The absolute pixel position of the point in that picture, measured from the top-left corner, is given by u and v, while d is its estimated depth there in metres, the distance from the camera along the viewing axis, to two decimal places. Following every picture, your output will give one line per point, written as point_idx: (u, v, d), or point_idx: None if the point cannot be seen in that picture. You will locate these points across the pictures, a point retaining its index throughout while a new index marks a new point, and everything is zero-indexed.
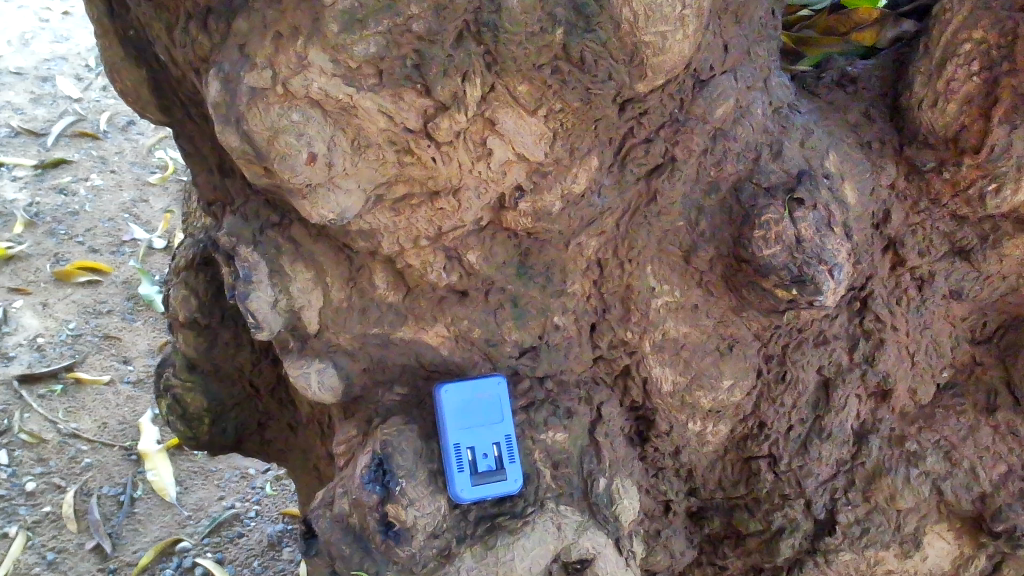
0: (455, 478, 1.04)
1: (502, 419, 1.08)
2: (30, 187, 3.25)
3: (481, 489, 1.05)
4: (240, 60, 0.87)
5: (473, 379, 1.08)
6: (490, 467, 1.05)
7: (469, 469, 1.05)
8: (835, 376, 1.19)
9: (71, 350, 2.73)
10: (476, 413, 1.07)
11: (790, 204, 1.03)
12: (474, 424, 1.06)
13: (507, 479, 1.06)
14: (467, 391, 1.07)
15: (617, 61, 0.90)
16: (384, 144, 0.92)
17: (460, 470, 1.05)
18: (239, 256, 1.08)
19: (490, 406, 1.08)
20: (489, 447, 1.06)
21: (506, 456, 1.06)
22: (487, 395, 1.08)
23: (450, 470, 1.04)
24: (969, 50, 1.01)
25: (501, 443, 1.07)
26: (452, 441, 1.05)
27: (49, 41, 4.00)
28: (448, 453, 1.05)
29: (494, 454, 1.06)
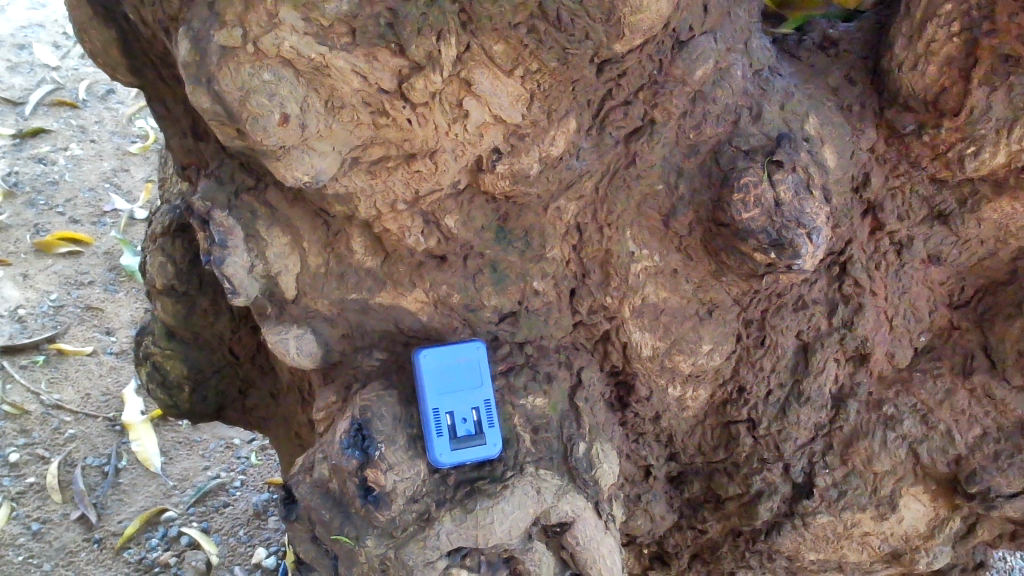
0: (435, 442, 1.04)
1: (481, 383, 1.08)
2: (8, 156, 3.21)
3: (460, 453, 1.05)
4: (210, 18, 0.85)
5: (452, 344, 1.08)
6: (468, 432, 1.06)
7: (447, 434, 1.05)
8: (814, 341, 1.19)
9: (53, 321, 2.71)
10: (455, 377, 1.08)
11: (768, 167, 1.02)
12: (452, 389, 1.07)
13: (485, 443, 1.06)
14: (445, 355, 1.08)
15: (594, 20, 0.88)
16: (359, 105, 0.91)
17: (438, 434, 1.05)
18: (213, 220, 1.07)
19: (470, 370, 1.08)
20: (468, 412, 1.06)
21: (485, 421, 1.07)
22: (466, 359, 1.08)
23: (429, 435, 1.04)
24: (950, 11, 0.97)
25: (480, 408, 1.07)
26: (431, 405, 1.05)
27: (26, 8, 3.93)
28: (427, 418, 1.05)
29: (474, 419, 1.07)
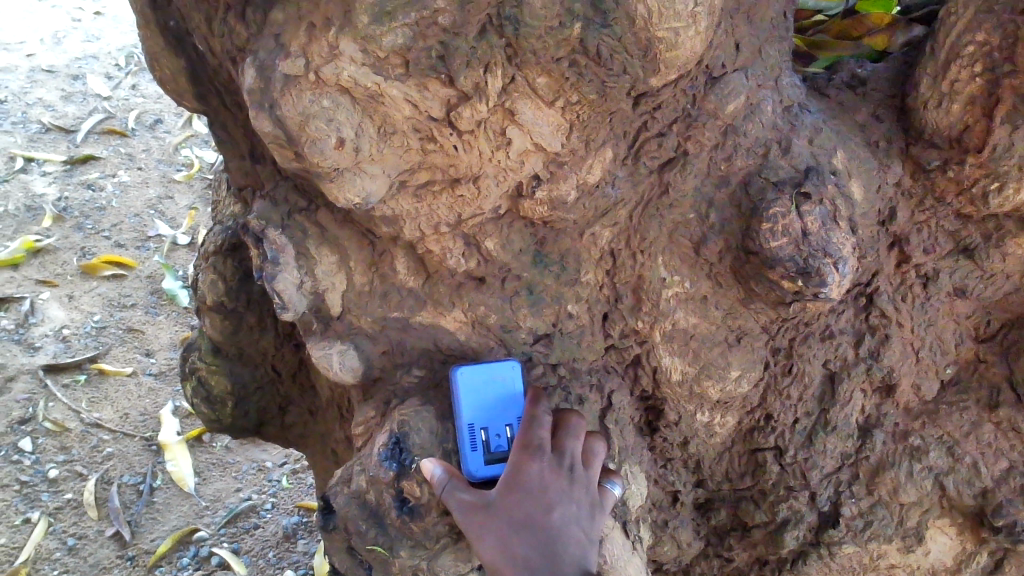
0: (468, 456, 1.08)
1: (516, 400, 1.11)
2: (59, 182, 3.34)
3: (493, 468, 1.07)
4: (276, 49, 0.93)
5: (489, 362, 1.12)
6: (502, 447, 1.08)
7: (481, 449, 1.08)
8: (841, 371, 1.22)
9: (96, 342, 2.80)
10: (491, 394, 1.11)
11: (797, 198, 1.06)
12: (487, 405, 1.10)
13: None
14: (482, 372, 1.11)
15: (632, 57, 0.93)
16: (409, 130, 0.97)
17: (472, 450, 1.08)
18: (267, 238, 1.14)
19: (505, 388, 1.11)
20: (502, 428, 1.09)
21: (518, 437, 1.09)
22: (502, 377, 1.11)
23: (463, 449, 1.08)
24: (972, 53, 1.00)
25: (513, 425, 1.10)
26: (465, 421, 1.09)
27: (82, 40, 4.10)
28: (462, 433, 1.08)
29: (507, 436, 1.09)
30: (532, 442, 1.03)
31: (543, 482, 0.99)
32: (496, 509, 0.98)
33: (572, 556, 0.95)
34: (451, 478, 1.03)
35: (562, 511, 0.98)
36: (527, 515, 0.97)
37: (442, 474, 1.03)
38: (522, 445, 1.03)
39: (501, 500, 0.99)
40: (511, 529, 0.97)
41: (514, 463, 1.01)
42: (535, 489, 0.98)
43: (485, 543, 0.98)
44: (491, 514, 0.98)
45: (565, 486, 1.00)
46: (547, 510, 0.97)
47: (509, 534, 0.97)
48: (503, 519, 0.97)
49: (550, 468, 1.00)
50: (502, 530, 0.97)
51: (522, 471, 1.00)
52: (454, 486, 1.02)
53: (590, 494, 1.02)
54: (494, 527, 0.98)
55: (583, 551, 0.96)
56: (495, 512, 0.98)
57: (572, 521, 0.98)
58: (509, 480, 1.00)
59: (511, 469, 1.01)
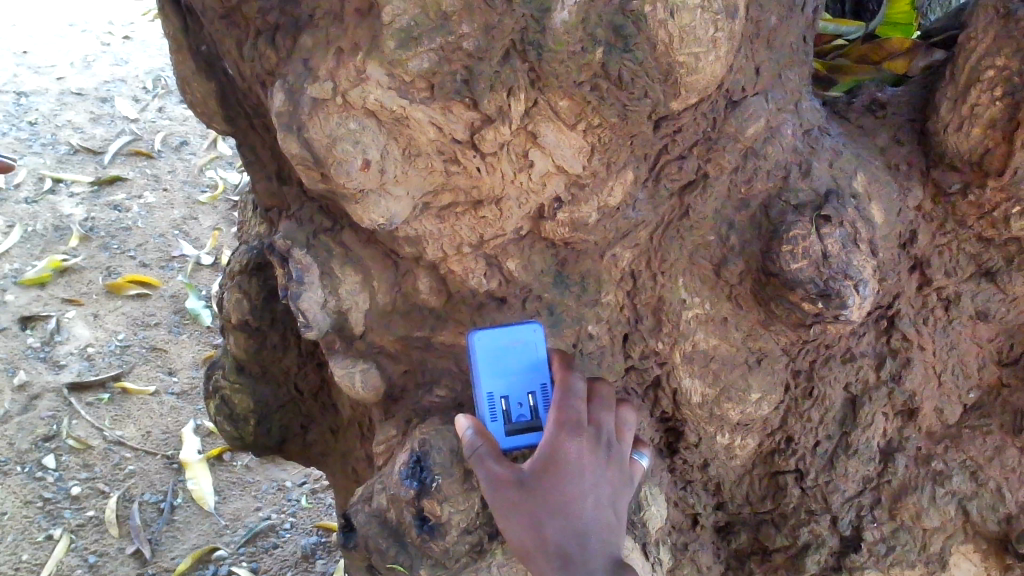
0: (490, 426, 1.05)
1: (539, 364, 1.06)
2: (86, 203, 3.40)
3: (516, 438, 1.05)
4: (304, 72, 0.94)
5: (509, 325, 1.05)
6: (524, 417, 1.05)
7: (502, 419, 1.05)
8: (862, 394, 1.22)
9: (120, 361, 2.83)
10: (511, 359, 1.05)
11: (817, 220, 1.06)
12: (506, 371, 1.05)
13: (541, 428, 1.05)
14: (501, 336, 1.05)
15: (653, 80, 0.94)
16: (433, 152, 0.99)
17: (493, 420, 1.05)
18: (293, 258, 1.15)
19: (526, 354, 1.06)
20: (524, 397, 1.05)
21: (541, 406, 1.05)
22: (522, 341, 1.05)
23: (483, 420, 1.05)
24: (991, 77, 1.01)
25: (536, 392, 1.05)
26: (484, 390, 1.05)
27: (111, 64, 4.19)
28: (481, 403, 1.05)
29: (530, 404, 1.05)
30: (568, 415, 0.99)
31: (579, 460, 0.96)
32: (531, 487, 0.95)
33: (604, 540, 0.94)
34: (483, 444, 0.98)
35: (596, 492, 0.96)
36: (562, 496, 0.95)
37: (473, 438, 0.99)
38: (558, 418, 0.99)
39: (536, 477, 0.96)
40: (544, 510, 0.95)
41: (550, 437, 0.97)
42: (572, 469, 0.96)
43: (512, 518, 0.96)
44: (524, 491, 0.95)
45: (600, 465, 0.98)
46: (584, 493, 0.96)
47: (543, 513, 0.95)
48: (537, 497, 0.95)
49: (586, 446, 0.98)
50: (533, 508, 0.95)
51: (562, 449, 0.97)
52: (486, 452, 0.98)
53: (620, 472, 1.01)
54: (527, 504, 0.95)
55: (613, 534, 0.96)
56: (528, 488, 0.95)
57: (604, 503, 0.96)
58: (544, 457, 0.97)
59: (546, 444, 0.97)
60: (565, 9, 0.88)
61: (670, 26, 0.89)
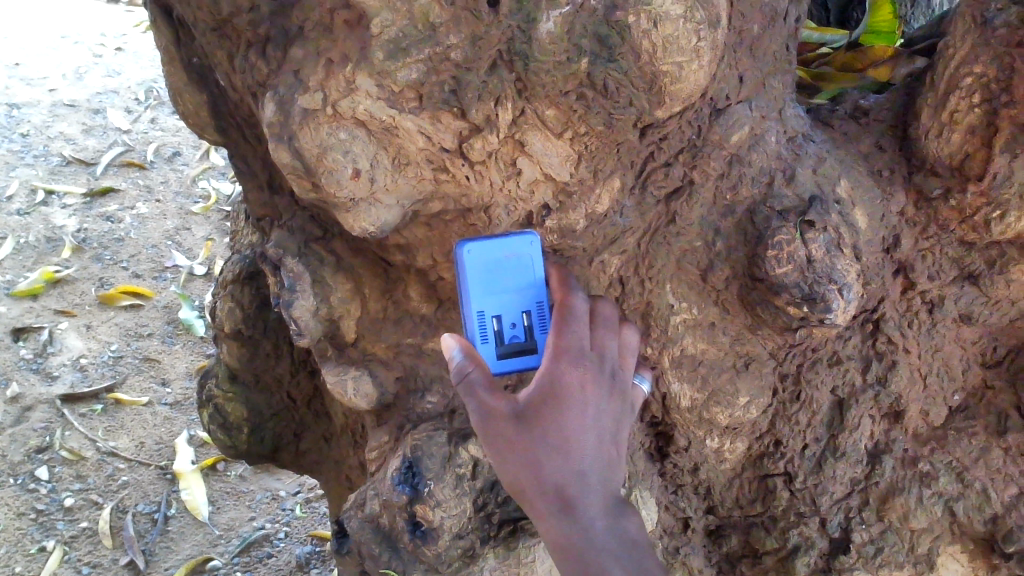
0: (480, 348, 0.99)
1: (534, 281, 1.01)
2: (79, 214, 3.40)
3: (508, 361, 0.99)
4: (295, 83, 0.96)
5: (503, 236, 0.99)
6: (518, 339, 0.99)
7: (493, 340, 0.99)
8: (849, 398, 1.23)
9: (112, 372, 2.83)
10: (505, 274, 1.00)
11: (801, 226, 1.07)
12: (500, 288, 1.00)
13: (536, 351, 0.99)
14: (493, 248, 1.00)
15: (638, 89, 0.95)
16: (423, 161, 1.01)
17: (484, 341, 0.99)
18: (286, 266, 1.17)
19: (520, 269, 1.00)
20: (518, 317, 0.99)
21: (537, 326, 1.00)
22: (516, 256, 1.00)
23: (473, 341, 0.99)
24: (970, 84, 1.03)
25: (531, 311, 1.00)
26: (475, 309, 0.99)
27: (102, 75, 4.19)
28: (472, 323, 0.99)
29: (524, 324, 1.00)
30: (569, 339, 0.89)
31: (582, 388, 0.86)
32: (526, 419, 0.85)
33: (607, 474, 0.85)
34: (475, 368, 0.89)
35: (599, 426, 0.85)
36: (562, 431, 0.84)
37: (463, 363, 0.90)
38: (558, 342, 0.89)
39: (533, 408, 0.85)
40: (541, 446, 0.84)
41: (549, 364, 0.87)
42: (574, 399, 0.85)
43: (505, 454, 0.86)
44: (520, 424, 0.85)
45: (603, 396, 0.87)
46: (585, 428, 0.84)
47: (539, 450, 0.84)
48: (534, 430, 0.84)
49: (589, 374, 0.87)
50: (530, 444, 0.84)
51: (562, 376, 0.86)
52: (477, 378, 0.89)
53: (622, 403, 0.90)
54: (521, 438, 0.85)
55: (615, 468, 0.86)
56: (523, 420, 0.85)
57: (608, 438, 0.86)
58: (542, 385, 0.86)
59: (544, 371, 0.87)
60: (550, 20, 0.90)
61: (653, 35, 0.91)
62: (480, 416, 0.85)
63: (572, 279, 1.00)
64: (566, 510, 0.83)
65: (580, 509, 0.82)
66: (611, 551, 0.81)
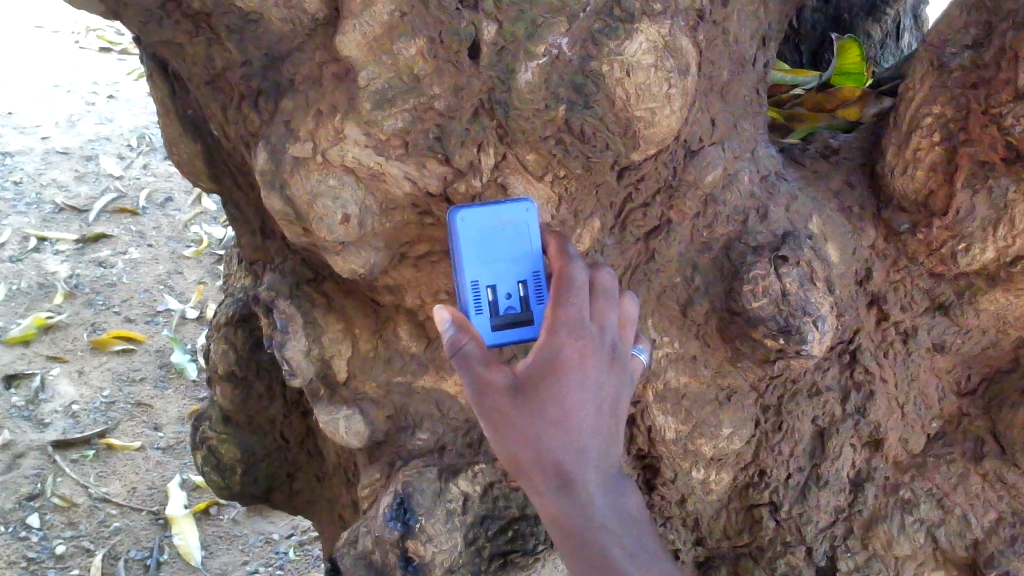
0: (475, 320, 0.95)
1: (529, 250, 0.97)
2: (71, 260, 3.43)
3: (503, 333, 0.95)
4: (286, 133, 1.01)
5: (498, 204, 0.95)
6: (513, 309, 0.95)
7: (488, 311, 0.95)
8: (830, 427, 1.26)
9: (105, 417, 2.84)
10: (500, 243, 0.96)
11: (776, 261, 1.11)
12: (494, 258, 0.96)
13: (532, 323, 0.96)
14: (487, 216, 0.96)
15: (614, 134, 0.99)
16: (409, 206, 1.05)
17: (478, 311, 0.95)
18: (277, 308, 1.19)
19: (516, 236, 0.96)
20: (514, 287, 0.96)
21: (533, 297, 0.96)
22: (513, 223, 0.96)
23: (467, 312, 0.95)
24: (930, 124, 1.08)
25: (527, 281, 0.96)
26: (469, 278, 0.95)
27: (95, 122, 4.25)
28: (465, 293, 0.95)
29: (520, 295, 0.96)
30: (569, 308, 0.84)
31: (581, 360, 0.82)
32: (522, 395, 0.82)
33: (606, 451, 0.82)
34: (468, 341, 0.85)
35: (597, 400, 0.82)
36: (561, 406, 0.81)
37: (456, 335, 0.86)
38: (556, 311, 0.84)
39: (530, 384, 0.82)
40: (539, 422, 0.81)
41: (547, 335, 0.83)
42: (572, 374, 0.81)
43: (501, 430, 0.83)
44: (517, 399, 0.82)
45: (603, 369, 0.83)
46: (583, 404, 0.81)
47: (535, 427, 0.81)
48: (532, 405, 0.81)
49: (589, 346, 0.83)
50: (527, 420, 0.81)
51: (561, 350, 0.82)
52: (471, 350, 0.85)
53: (623, 373, 0.87)
54: (517, 414, 0.82)
55: (613, 445, 0.84)
56: (519, 395, 0.82)
57: (607, 411, 0.83)
58: (540, 358, 0.82)
59: (541, 342, 0.83)
60: (529, 70, 0.95)
61: (627, 84, 0.96)
62: (475, 391, 0.81)
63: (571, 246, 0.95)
64: (566, 490, 0.81)
65: (580, 488, 0.81)
66: (610, 530, 0.81)
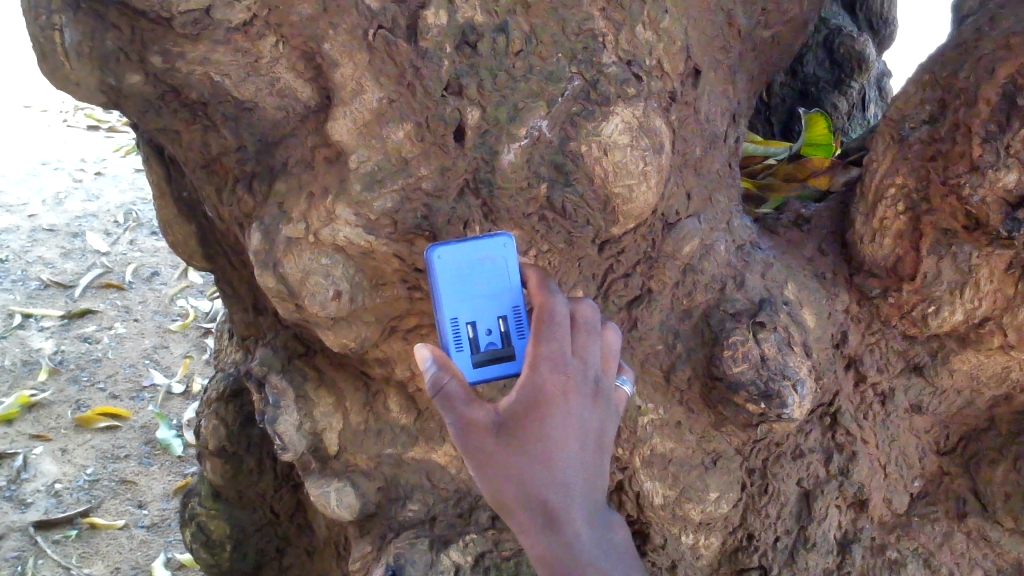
0: (455, 357, 0.95)
1: (509, 284, 0.96)
2: (55, 336, 3.42)
3: (484, 369, 0.94)
4: (280, 215, 1.04)
5: (473, 240, 0.95)
6: (494, 345, 0.94)
7: (468, 348, 0.95)
8: (815, 489, 1.28)
9: (88, 496, 2.72)
10: (478, 279, 0.95)
11: (754, 327, 1.15)
12: (472, 295, 0.95)
13: (513, 358, 0.94)
14: (464, 253, 0.95)
15: (593, 210, 1.05)
16: (399, 282, 1.09)
17: (459, 349, 0.95)
18: (269, 383, 1.23)
19: (494, 271, 0.96)
20: (494, 322, 0.95)
21: (514, 332, 0.95)
22: (490, 258, 0.95)
23: (447, 349, 0.95)
24: (894, 194, 1.14)
25: (508, 316, 0.95)
26: (447, 315, 0.95)
27: (82, 199, 4.30)
28: (445, 330, 0.95)
29: (500, 330, 0.95)
30: (551, 345, 0.83)
31: (563, 397, 0.81)
32: (506, 434, 0.80)
33: (592, 488, 0.81)
34: (449, 379, 0.83)
35: (582, 436, 0.81)
36: (545, 444, 0.79)
37: (437, 374, 0.83)
38: (537, 347, 0.83)
39: (513, 421, 0.80)
40: (523, 461, 0.79)
41: (529, 372, 0.82)
42: (555, 411, 0.80)
43: (485, 469, 0.81)
44: (501, 438, 0.80)
45: (586, 404, 0.82)
46: (568, 440, 0.80)
47: (520, 465, 0.79)
48: (515, 444, 0.80)
49: (571, 382, 0.82)
50: (511, 459, 0.80)
51: (544, 387, 0.81)
52: (453, 388, 0.82)
53: (608, 407, 0.85)
54: (502, 453, 0.80)
55: (599, 480, 0.82)
56: (502, 433, 0.80)
57: (592, 447, 0.82)
58: (523, 396, 0.81)
59: (523, 380, 0.82)
60: (511, 152, 1.00)
61: (605, 162, 1.01)
62: (458, 431, 0.80)
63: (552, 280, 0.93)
64: (552, 528, 0.79)
65: (566, 526, 0.79)
66: (598, 568, 0.79)
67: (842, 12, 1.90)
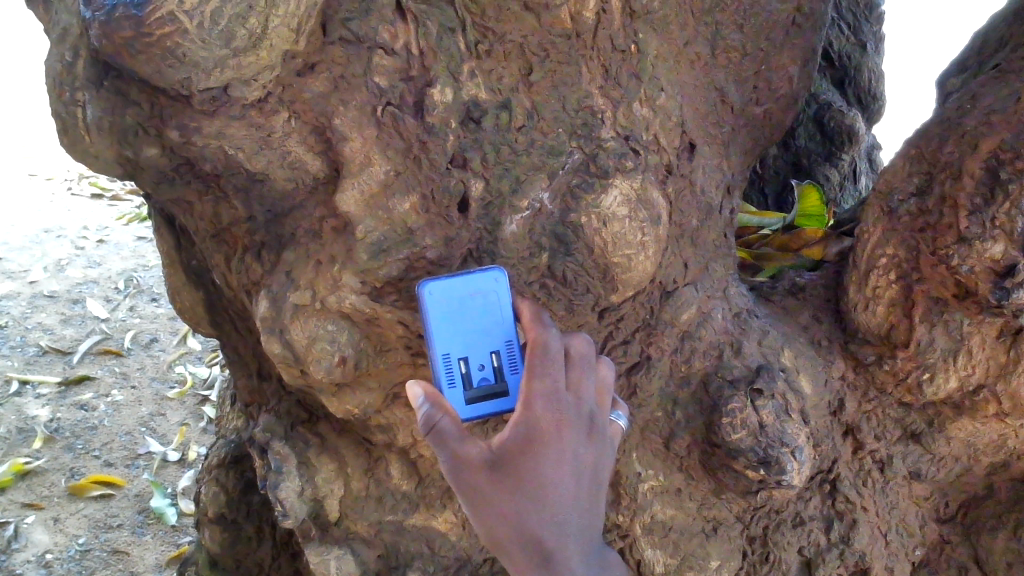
0: (448, 393, 0.96)
1: (501, 318, 0.98)
2: (52, 403, 3.40)
3: (477, 406, 0.96)
4: (287, 282, 1.07)
5: (466, 275, 0.97)
6: (487, 381, 0.96)
7: (461, 384, 0.96)
8: (816, 557, 1.28)
9: (78, 566, 2.65)
10: (470, 314, 0.97)
11: (751, 393, 1.17)
12: (464, 329, 0.97)
13: (507, 394, 0.96)
14: (456, 289, 0.97)
15: (593, 277, 1.08)
16: (402, 347, 1.10)
17: (452, 385, 0.96)
18: (273, 449, 1.23)
19: (487, 306, 0.97)
20: (486, 358, 0.97)
21: (506, 367, 0.97)
22: (483, 293, 0.97)
23: (440, 386, 0.96)
24: (885, 263, 1.17)
25: (500, 352, 0.97)
26: (440, 351, 0.96)
27: (83, 267, 4.34)
28: (437, 366, 0.96)
29: (493, 366, 0.97)
30: (544, 381, 0.85)
31: (557, 431, 0.82)
32: (500, 469, 0.81)
33: (587, 524, 0.81)
34: (442, 416, 0.84)
35: (576, 470, 0.82)
36: (538, 477, 0.80)
37: (430, 412, 0.85)
38: (531, 383, 0.85)
39: (507, 457, 0.81)
40: (517, 496, 0.80)
41: (523, 409, 0.83)
42: (549, 444, 0.81)
43: (479, 506, 0.82)
44: (495, 474, 0.81)
45: (580, 438, 0.83)
46: (562, 474, 0.81)
47: (514, 500, 0.80)
48: (509, 479, 0.81)
49: (565, 416, 0.83)
50: (504, 494, 0.80)
51: (538, 422, 0.82)
52: (445, 426, 0.84)
53: (603, 443, 0.86)
54: (496, 489, 0.81)
55: (594, 517, 0.82)
56: (496, 468, 0.81)
57: (587, 481, 0.82)
58: (517, 432, 0.82)
59: (517, 416, 0.83)
60: (513, 223, 1.04)
61: (603, 234, 1.04)
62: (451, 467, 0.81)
63: (546, 316, 0.97)
64: (547, 565, 0.79)
65: (562, 562, 0.79)
66: None
67: (830, 88, 1.96)
